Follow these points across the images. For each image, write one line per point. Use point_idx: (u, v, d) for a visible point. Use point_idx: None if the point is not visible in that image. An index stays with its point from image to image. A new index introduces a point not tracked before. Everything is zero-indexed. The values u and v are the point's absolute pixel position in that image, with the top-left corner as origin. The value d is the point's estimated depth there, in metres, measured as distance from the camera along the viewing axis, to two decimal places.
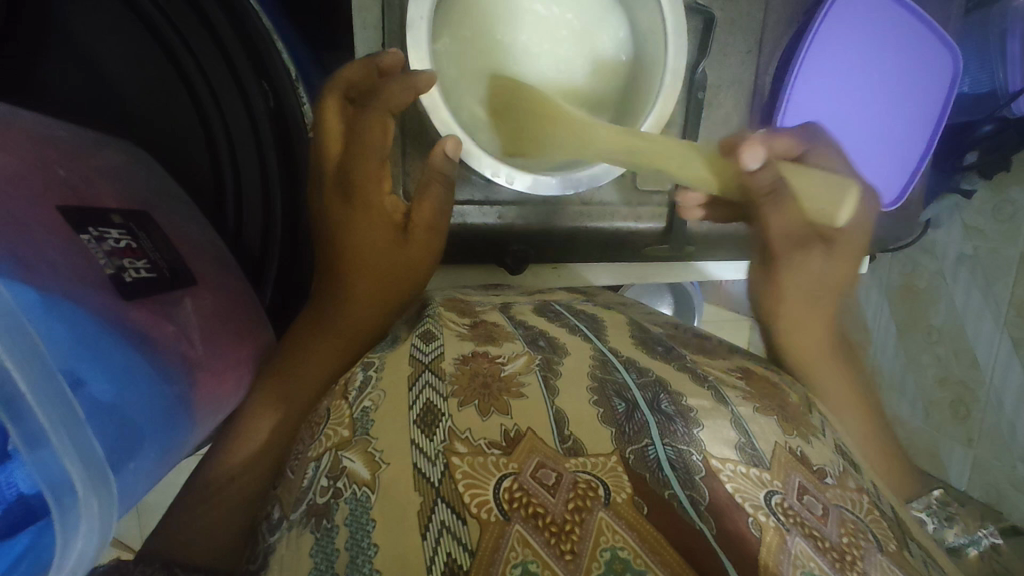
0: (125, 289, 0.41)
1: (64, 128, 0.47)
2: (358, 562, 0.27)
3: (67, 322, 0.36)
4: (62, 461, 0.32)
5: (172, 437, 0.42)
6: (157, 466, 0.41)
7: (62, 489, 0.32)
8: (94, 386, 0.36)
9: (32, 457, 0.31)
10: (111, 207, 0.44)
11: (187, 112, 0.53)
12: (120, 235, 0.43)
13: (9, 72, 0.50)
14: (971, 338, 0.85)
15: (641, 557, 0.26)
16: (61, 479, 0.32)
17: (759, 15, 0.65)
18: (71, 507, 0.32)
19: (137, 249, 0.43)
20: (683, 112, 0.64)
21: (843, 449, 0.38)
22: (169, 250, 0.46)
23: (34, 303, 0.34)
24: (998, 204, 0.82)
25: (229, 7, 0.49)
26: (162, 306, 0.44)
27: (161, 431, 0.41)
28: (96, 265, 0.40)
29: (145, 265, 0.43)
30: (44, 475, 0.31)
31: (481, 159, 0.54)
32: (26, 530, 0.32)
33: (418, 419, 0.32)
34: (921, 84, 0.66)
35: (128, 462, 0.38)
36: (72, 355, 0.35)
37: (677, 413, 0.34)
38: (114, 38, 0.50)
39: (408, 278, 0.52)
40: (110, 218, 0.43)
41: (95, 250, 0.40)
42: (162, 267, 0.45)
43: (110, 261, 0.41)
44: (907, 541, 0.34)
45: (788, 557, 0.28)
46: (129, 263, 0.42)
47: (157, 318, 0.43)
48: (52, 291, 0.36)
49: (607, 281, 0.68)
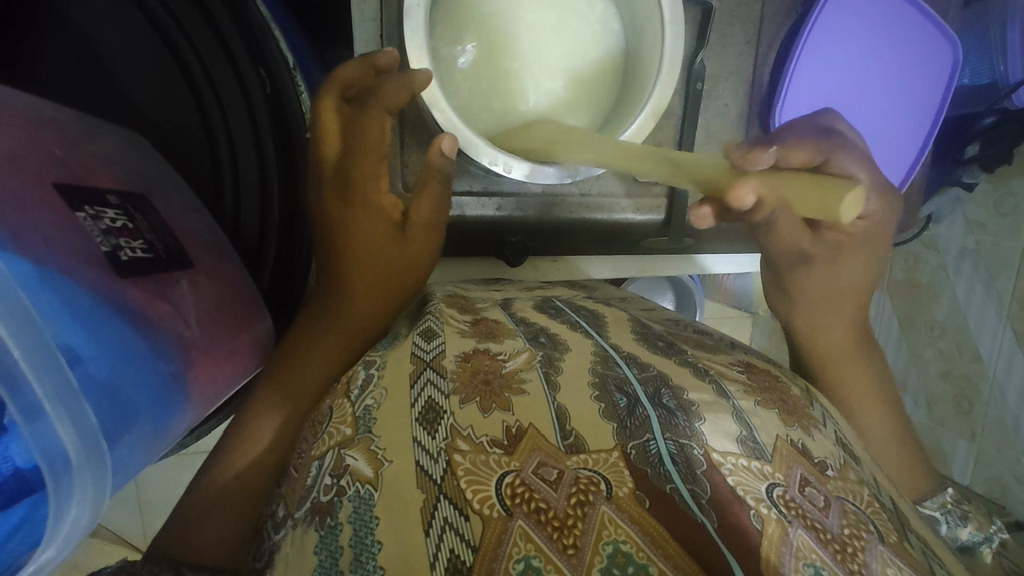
0: (121, 266, 0.41)
1: (62, 111, 0.47)
2: (362, 559, 0.27)
3: (62, 296, 0.36)
4: (58, 435, 0.32)
5: (169, 416, 0.42)
6: (154, 443, 0.42)
7: (59, 461, 0.32)
8: (90, 363, 0.36)
9: (30, 429, 0.31)
10: (108, 187, 0.44)
11: (185, 100, 0.54)
12: (115, 215, 0.43)
13: (12, 61, 0.50)
14: (973, 331, 0.86)
15: (644, 551, 0.26)
16: (57, 450, 0.32)
17: (757, 5, 0.65)
18: (66, 475, 0.32)
19: (133, 228, 0.44)
20: (681, 103, 0.64)
21: (844, 441, 0.38)
22: (166, 232, 0.47)
23: (30, 277, 0.34)
24: (999, 197, 0.83)
25: None
26: (158, 286, 0.44)
27: (160, 408, 0.41)
28: (92, 242, 0.40)
29: (141, 245, 0.43)
30: (41, 447, 0.31)
31: (480, 148, 0.53)
32: (22, 502, 0.33)
33: (420, 417, 0.32)
34: (919, 74, 0.66)
35: (123, 435, 0.38)
36: (66, 328, 0.35)
37: (679, 407, 0.34)
38: (114, 23, 0.51)
39: (410, 273, 0.52)
40: (105, 197, 0.43)
41: (90, 228, 0.40)
42: (158, 247, 0.45)
43: (106, 239, 0.41)
44: (909, 533, 0.34)
45: (789, 549, 0.28)
46: (125, 243, 0.42)
47: (154, 298, 0.43)
48: (49, 265, 0.36)
49: (604, 274, 0.66)
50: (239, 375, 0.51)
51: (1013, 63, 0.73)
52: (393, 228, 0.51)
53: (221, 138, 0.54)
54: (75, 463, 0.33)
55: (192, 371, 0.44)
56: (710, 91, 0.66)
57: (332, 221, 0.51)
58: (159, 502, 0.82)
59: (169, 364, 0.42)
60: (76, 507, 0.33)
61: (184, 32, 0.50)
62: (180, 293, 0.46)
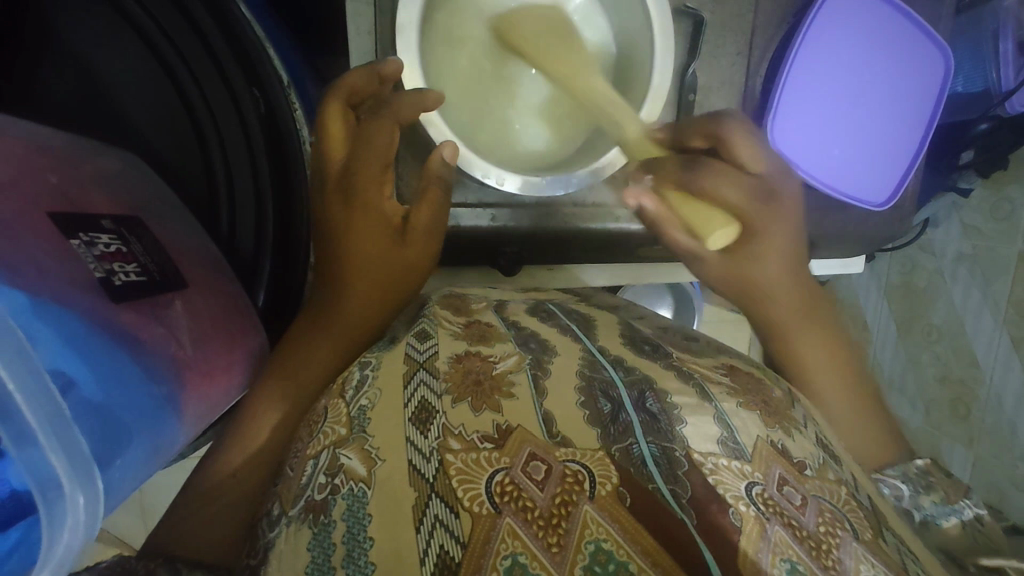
0: (114, 291, 0.42)
1: (59, 136, 0.48)
2: (354, 555, 0.28)
3: (54, 325, 0.36)
4: (50, 460, 0.33)
5: (162, 437, 0.43)
6: (149, 462, 0.42)
7: (51, 485, 0.33)
8: (84, 387, 0.37)
9: (21, 455, 0.32)
10: (104, 212, 0.45)
11: (181, 118, 0.55)
12: (109, 240, 0.44)
13: (11, 84, 0.52)
14: (969, 335, 0.86)
15: (624, 548, 0.27)
16: (48, 474, 0.33)
17: (749, 16, 0.65)
18: (58, 500, 0.33)
19: (127, 252, 0.45)
20: (674, 112, 0.64)
21: (825, 442, 0.39)
22: (161, 254, 0.48)
23: (23, 307, 0.35)
24: (996, 203, 0.84)
25: (217, 13, 0.49)
26: (151, 307, 0.45)
27: (152, 427, 0.42)
28: (86, 269, 0.41)
29: (135, 268, 0.44)
30: (32, 471, 0.32)
31: (472, 163, 0.54)
32: (19, 524, 0.33)
33: (413, 416, 0.32)
34: (910, 84, 0.67)
35: (116, 459, 0.38)
36: (59, 355, 0.36)
37: (662, 410, 0.34)
38: (112, 48, 0.52)
39: (404, 280, 0.52)
40: (100, 222, 0.44)
41: (84, 254, 0.41)
42: (152, 269, 0.46)
43: (100, 264, 0.42)
44: (885, 531, 0.34)
45: (767, 544, 0.29)
46: (118, 267, 0.43)
47: (147, 320, 0.44)
48: (41, 293, 0.37)
49: (601, 280, 0.70)
50: (231, 393, 0.51)
51: (1006, 71, 0.74)
52: (392, 234, 0.52)
53: (216, 155, 0.55)
54: (65, 486, 0.33)
55: (186, 391, 0.45)
56: (704, 101, 0.66)
57: (334, 224, 0.51)
58: (160, 504, 0.82)
59: (161, 385, 0.43)
60: (67, 533, 0.33)
61: (178, 52, 0.51)
62: (174, 314, 0.47)
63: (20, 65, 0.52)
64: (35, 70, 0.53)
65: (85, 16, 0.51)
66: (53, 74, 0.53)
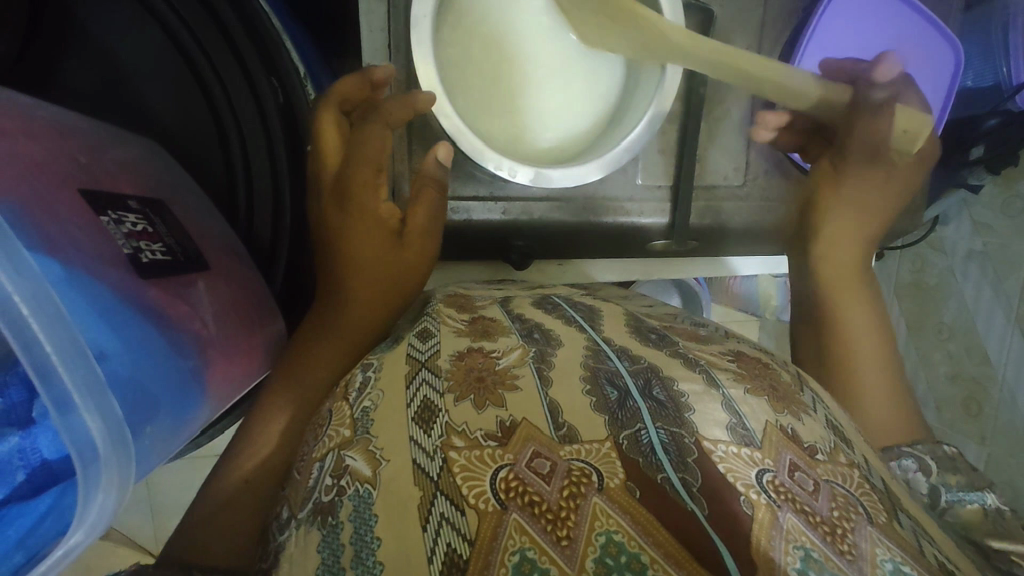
0: (141, 268, 0.42)
1: (84, 121, 0.48)
2: (362, 556, 0.28)
3: (87, 296, 0.37)
4: (88, 426, 0.33)
5: (188, 410, 0.43)
6: (172, 438, 0.42)
7: (88, 448, 0.33)
8: (114, 360, 0.37)
9: (62, 420, 0.32)
10: (128, 193, 0.45)
11: (199, 106, 0.55)
12: (136, 219, 0.44)
13: (32, 67, 0.53)
14: (982, 333, 0.85)
15: (634, 539, 0.27)
16: (86, 441, 0.33)
17: (759, 10, 0.65)
18: (95, 464, 0.33)
19: (152, 232, 0.45)
20: (683, 108, 0.64)
21: (835, 426, 0.38)
22: (184, 236, 0.48)
23: (58, 278, 0.35)
24: (1008, 199, 0.83)
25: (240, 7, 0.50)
26: (175, 287, 0.45)
27: (180, 402, 0.42)
28: (115, 245, 0.41)
29: (160, 248, 0.44)
30: (72, 437, 0.33)
31: (484, 153, 0.53)
32: (50, 491, 0.36)
33: (416, 416, 0.32)
34: (924, 72, 0.66)
35: (146, 427, 0.39)
36: (93, 327, 0.36)
37: (669, 399, 0.34)
38: (134, 36, 0.53)
39: (409, 278, 0.52)
40: (126, 202, 0.44)
41: (114, 231, 0.41)
42: (176, 250, 0.46)
43: (128, 242, 0.42)
44: (898, 513, 0.34)
45: (779, 532, 0.28)
46: (145, 245, 0.43)
47: (173, 297, 0.44)
48: (76, 266, 0.37)
49: (609, 278, 0.67)
50: (252, 375, 0.50)
51: (1016, 65, 0.73)
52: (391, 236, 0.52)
53: (234, 143, 0.55)
54: (102, 452, 0.34)
55: (209, 368, 0.45)
56: (712, 96, 0.65)
57: (332, 230, 0.51)
58: (171, 506, 0.82)
59: (187, 359, 0.43)
60: (101, 495, 0.34)
61: (196, 40, 0.52)
62: (198, 293, 0.46)
63: (42, 51, 0.53)
64: (57, 55, 0.53)
65: (107, 8, 0.52)
66: (73, 60, 0.53)
